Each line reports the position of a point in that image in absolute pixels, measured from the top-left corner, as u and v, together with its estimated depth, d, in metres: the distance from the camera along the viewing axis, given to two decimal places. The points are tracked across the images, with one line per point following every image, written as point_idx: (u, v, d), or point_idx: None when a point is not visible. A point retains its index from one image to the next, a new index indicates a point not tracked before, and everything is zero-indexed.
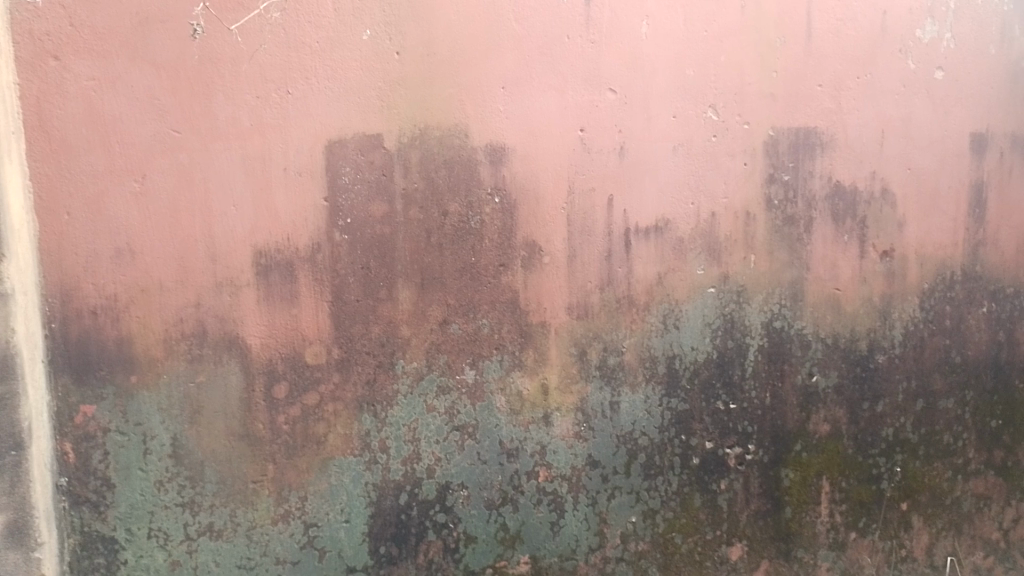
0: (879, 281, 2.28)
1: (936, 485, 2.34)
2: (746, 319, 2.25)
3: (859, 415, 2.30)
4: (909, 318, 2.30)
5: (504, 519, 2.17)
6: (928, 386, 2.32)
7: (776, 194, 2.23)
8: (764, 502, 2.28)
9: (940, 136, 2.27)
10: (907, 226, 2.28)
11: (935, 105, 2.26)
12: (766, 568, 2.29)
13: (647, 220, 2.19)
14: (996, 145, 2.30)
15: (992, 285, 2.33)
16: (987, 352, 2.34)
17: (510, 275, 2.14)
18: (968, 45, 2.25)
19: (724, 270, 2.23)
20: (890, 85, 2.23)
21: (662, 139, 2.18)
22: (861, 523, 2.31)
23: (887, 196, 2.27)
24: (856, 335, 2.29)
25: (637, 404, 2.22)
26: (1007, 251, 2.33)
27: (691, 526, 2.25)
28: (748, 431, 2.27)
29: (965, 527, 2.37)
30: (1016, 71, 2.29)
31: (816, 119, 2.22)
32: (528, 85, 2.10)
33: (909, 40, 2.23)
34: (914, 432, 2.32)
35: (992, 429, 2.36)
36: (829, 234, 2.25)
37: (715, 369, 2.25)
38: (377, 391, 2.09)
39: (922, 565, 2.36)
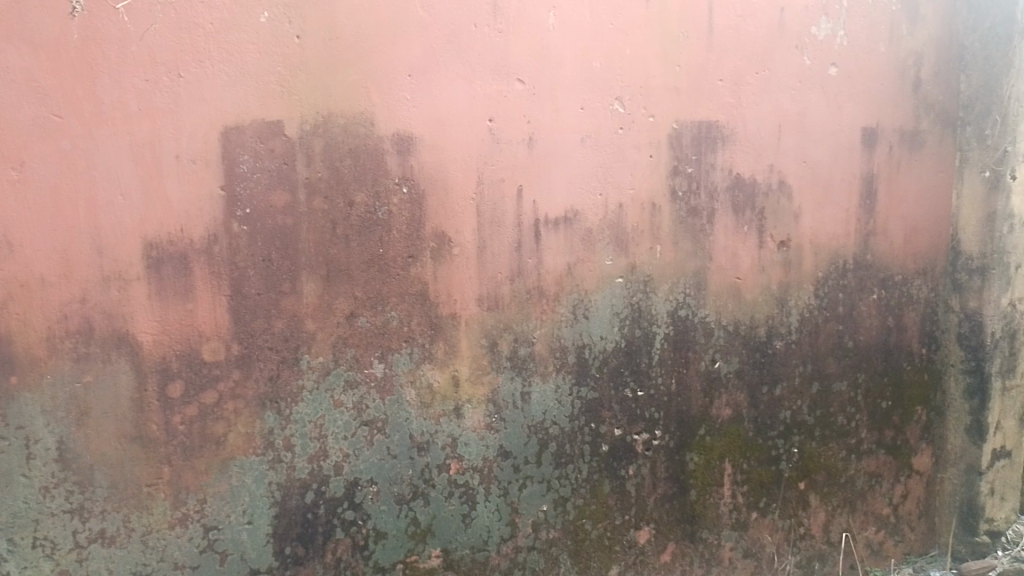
0: (777, 270, 2.37)
1: (831, 464, 2.45)
2: (652, 308, 2.30)
3: (759, 398, 2.39)
4: (805, 306, 2.40)
5: (414, 513, 2.15)
6: (823, 369, 2.43)
7: (680, 186, 2.28)
8: (671, 486, 2.33)
9: (835, 130, 2.37)
10: (803, 216, 2.37)
11: (830, 100, 2.35)
12: (673, 550, 2.35)
13: (556, 211, 2.20)
14: (885, 140, 2.41)
15: (882, 272, 2.45)
16: (878, 337, 2.47)
17: (419, 267, 2.11)
18: (860, 43, 2.35)
19: (632, 260, 2.27)
20: (788, 79, 2.31)
21: (570, 130, 2.19)
22: (762, 503, 2.40)
23: (785, 188, 2.35)
24: (756, 321, 2.37)
25: (548, 394, 2.24)
26: (896, 241, 2.45)
27: (601, 512, 2.28)
28: (656, 417, 2.32)
29: (858, 504, 2.49)
30: (904, 68, 2.40)
31: (718, 113, 2.27)
32: (435, 73, 2.07)
33: (805, 36, 2.31)
34: (810, 414, 2.42)
35: (883, 409, 2.49)
36: (730, 224, 2.32)
37: (623, 358, 2.29)
38: (280, 387, 2.03)
39: (819, 541, 2.47)
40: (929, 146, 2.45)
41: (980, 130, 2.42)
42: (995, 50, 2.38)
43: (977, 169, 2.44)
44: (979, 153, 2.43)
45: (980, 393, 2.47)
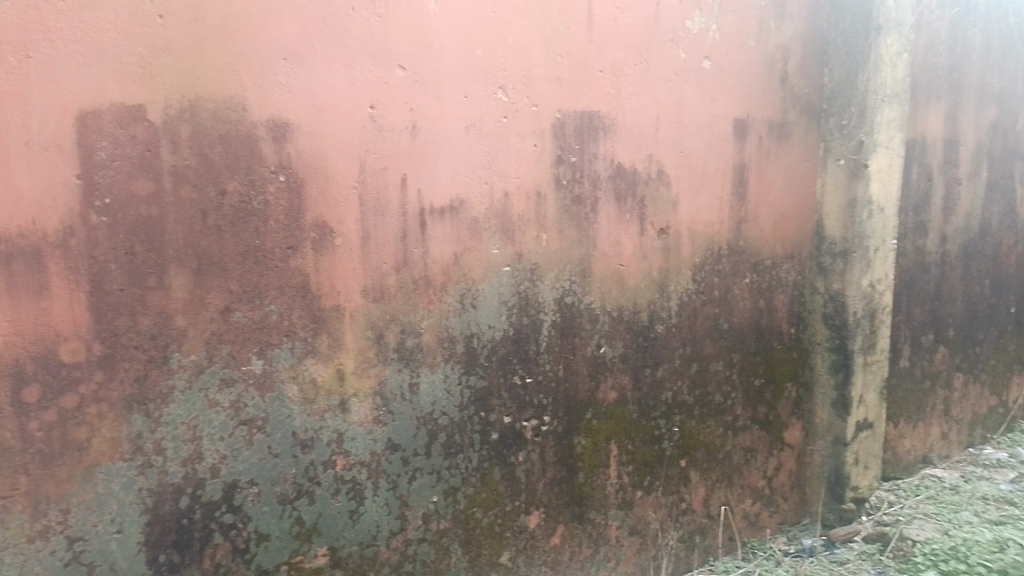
0: (657, 256, 2.45)
1: (710, 441, 2.57)
2: (539, 295, 2.32)
3: (642, 380, 2.46)
4: (684, 291, 2.50)
5: (298, 512, 2.09)
6: (701, 350, 2.53)
7: (564, 175, 2.31)
8: (560, 470, 2.38)
9: (709, 121, 2.46)
10: (680, 205, 2.46)
11: (704, 92, 2.44)
12: (562, 533, 2.39)
13: (441, 200, 2.18)
14: (756, 131, 2.53)
15: (754, 257, 2.58)
16: (751, 319, 2.60)
17: (299, 258, 2.04)
18: (731, 37, 2.45)
19: (518, 249, 2.28)
20: (664, 71, 2.38)
21: (454, 119, 2.17)
22: (646, 481, 2.48)
23: (663, 177, 2.43)
24: (638, 307, 2.44)
25: (436, 384, 2.22)
26: (766, 227, 2.59)
27: (491, 499, 2.30)
28: (544, 403, 2.35)
29: (735, 478, 2.62)
30: (772, 62, 2.52)
31: (598, 103, 2.32)
32: (311, 57, 1.99)
33: (680, 30, 2.38)
34: (690, 394, 2.53)
35: (756, 387, 2.62)
36: (613, 212, 2.38)
37: (511, 345, 2.30)
38: (149, 388, 1.92)
39: (700, 516, 2.58)
40: (796, 137, 2.59)
41: (840, 121, 2.56)
42: (854, 45, 2.52)
43: (838, 159, 2.58)
44: (840, 143, 2.58)
45: (844, 369, 2.63)
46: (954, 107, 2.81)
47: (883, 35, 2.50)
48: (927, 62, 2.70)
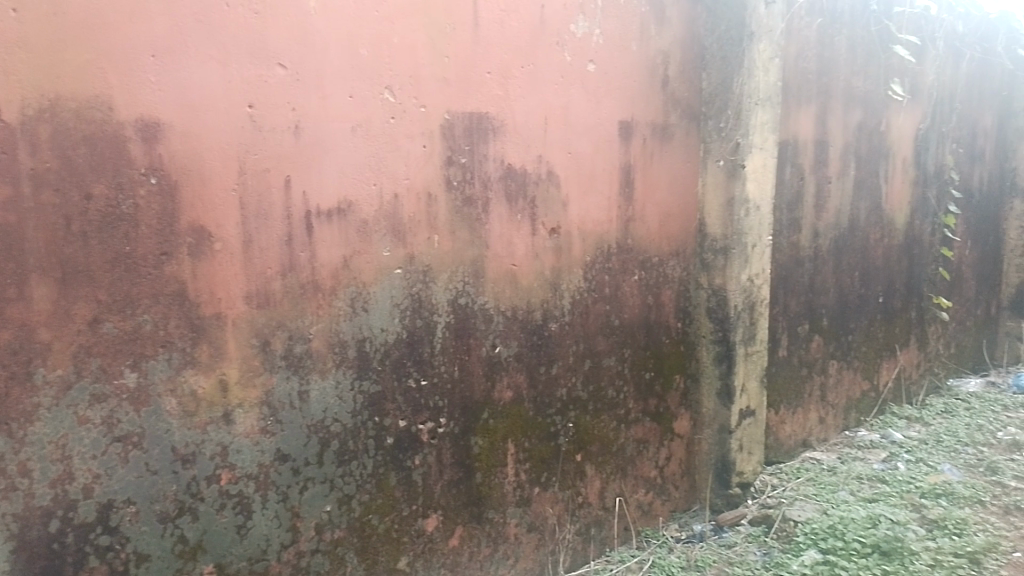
0: (550, 256, 2.49)
1: (604, 435, 2.64)
2: (432, 297, 2.31)
3: (537, 378, 2.50)
4: (576, 289, 2.55)
5: (181, 530, 1.98)
6: (594, 347, 2.60)
7: (454, 176, 2.30)
8: (457, 472, 2.37)
9: (595, 123, 2.52)
10: (570, 205, 2.51)
11: (590, 95, 2.50)
12: (461, 534, 2.38)
13: (328, 202, 2.13)
14: (640, 132, 2.62)
15: (641, 255, 2.67)
16: (640, 315, 2.68)
17: (175, 265, 1.93)
18: (614, 41, 2.52)
19: (409, 251, 2.26)
20: (550, 74, 2.42)
21: (339, 120, 2.13)
22: (543, 478, 2.52)
23: (553, 178, 2.47)
24: (532, 306, 2.48)
25: (328, 390, 2.17)
26: (653, 226, 2.68)
27: (387, 505, 2.26)
28: (440, 405, 2.34)
29: (629, 469, 2.70)
30: (654, 66, 2.61)
31: (486, 105, 2.33)
32: (184, 54, 1.90)
33: (566, 33, 2.43)
34: (584, 389, 2.58)
35: (647, 380, 2.71)
36: (504, 213, 2.40)
37: (405, 349, 2.28)
38: (10, 407, 1.76)
39: (596, 508, 2.63)
40: (678, 139, 2.70)
41: (718, 123, 2.69)
42: (729, 51, 2.64)
43: (717, 160, 2.71)
44: (719, 145, 2.70)
45: (727, 359, 2.76)
46: (823, 109, 2.99)
47: (756, 41, 2.64)
48: (798, 67, 2.86)
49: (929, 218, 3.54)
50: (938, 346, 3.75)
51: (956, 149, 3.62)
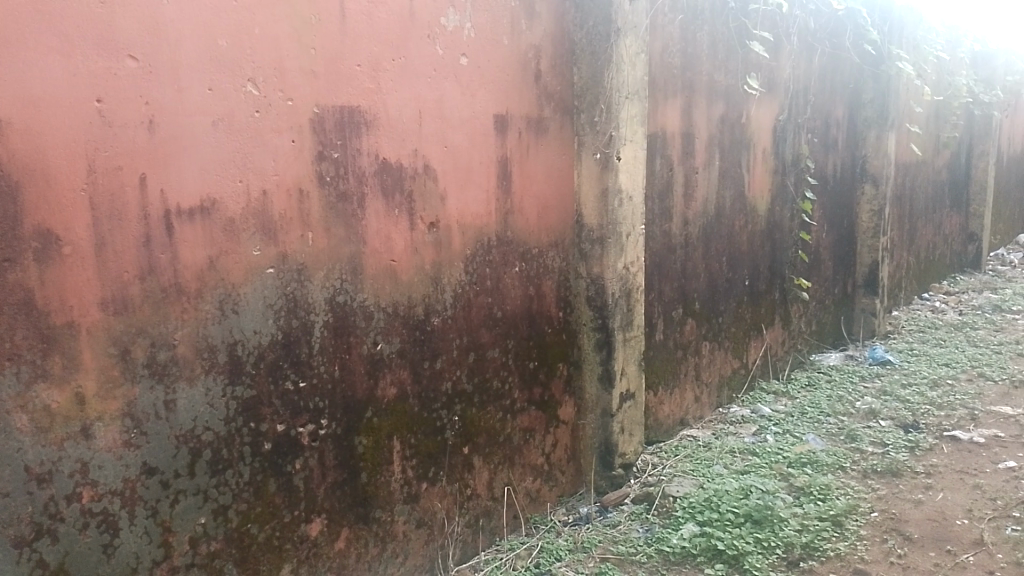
0: (429, 250, 2.48)
1: (491, 426, 2.66)
2: (308, 296, 2.23)
3: (421, 373, 2.48)
4: (457, 283, 2.55)
5: (39, 555, 1.81)
6: (477, 339, 2.61)
7: (327, 171, 2.23)
8: (340, 473, 2.31)
9: (470, 116, 2.53)
10: (448, 199, 2.50)
11: (463, 88, 2.50)
12: (347, 536, 2.33)
13: (190, 200, 1.99)
14: (515, 126, 2.65)
15: (521, 247, 2.70)
16: (522, 306, 2.72)
17: (19, 271, 1.74)
18: (486, 34, 2.53)
19: (282, 249, 2.17)
20: (422, 67, 2.40)
21: (198, 114, 1.99)
22: (430, 473, 2.51)
23: (429, 172, 2.45)
24: (413, 301, 2.45)
25: (197, 399, 2.04)
26: (531, 218, 2.72)
27: (267, 513, 2.17)
28: (320, 407, 2.27)
29: (516, 458, 2.74)
30: (526, 60, 2.64)
31: (358, 99, 2.28)
32: (19, 46, 1.70)
33: (436, 27, 2.42)
34: (469, 382, 2.59)
35: (531, 369, 2.76)
36: (381, 208, 2.35)
37: (281, 350, 2.19)
38: None
39: (484, 499, 2.65)
40: (552, 131, 2.75)
41: (591, 117, 2.76)
42: (598, 46, 2.72)
43: (591, 152, 2.78)
44: (592, 138, 2.77)
45: (607, 346, 2.86)
46: (688, 102, 3.14)
47: (622, 36, 2.74)
48: (664, 62, 2.98)
49: (789, 204, 3.80)
50: (800, 324, 4.03)
51: (811, 139, 3.89)
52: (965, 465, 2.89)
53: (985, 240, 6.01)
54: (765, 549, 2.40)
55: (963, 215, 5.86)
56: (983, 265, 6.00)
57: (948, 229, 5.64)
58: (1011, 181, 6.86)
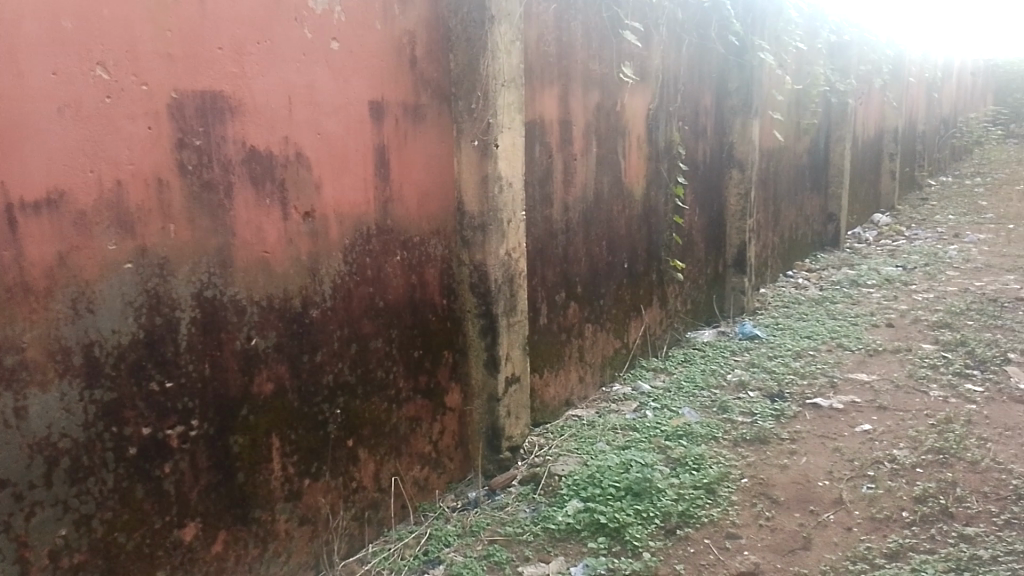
0: (305, 241, 2.41)
1: (375, 417, 2.63)
2: (172, 292, 2.11)
3: (300, 367, 2.41)
4: (336, 273, 2.49)
5: None
6: (358, 330, 2.57)
7: (188, 159, 2.11)
8: (216, 475, 2.22)
9: (343, 103, 2.47)
10: (323, 187, 2.44)
11: (335, 74, 2.44)
12: (225, 539, 2.25)
13: (34, 193, 1.84)
14: (391, 112, 2.61)
15: (402, 235, 2.68)
16: (404, 294, 2.70)
17: None
18: (356, 19, 2.48)
19: (141, 243, 2.04)
20: (290, 51, 2.32)
21: (41, 100, 1.83)
22: (313, 468, 2.45)
23: (302, 160, 2.38)
24: (289, 294, 2.37)
25: (51, 405, 1.90)
26: (411, 205, 2.70)
27: (136, 520, 2.05)
28: (190, 407, 2.15)
29: (403, 448, 2.73)
30: (400, 45, 2.61)
31: (220, 84, 2.16)
32: None
33: (303, 9, 2.34)
34: (352, 374, 2.55)
35: (415, 358, 2.75)
36: (250, 198, 2.25)
37: (144, 350, 2.06)
38: None
39: (371, 491, 2.63)
40: (430, 118, 2.73)
41: (469, 104, 2.76)
42: (473, 33, 2.72)
43: (470, 139, 2.79)
44: (470, 125, 2.78)
45: (491, 331, 2.89)
46: (565, 90, 3.20)
47: (496, 24, 2.75)
48: (539, 50, 3.02)
49: (664, 189, 3.95)
50: (677, 304, 4.22)
51: (682, 126, 4.06)
52: (826, 429, 3.12)
53: (842, 220, 6.48)
54: (644, 519, 2.52)
55: (823, 197, 6.30)
56: (841, 243, 6.47)
57: (810, 210, 6.04)
58: (865, 164, 7.42)
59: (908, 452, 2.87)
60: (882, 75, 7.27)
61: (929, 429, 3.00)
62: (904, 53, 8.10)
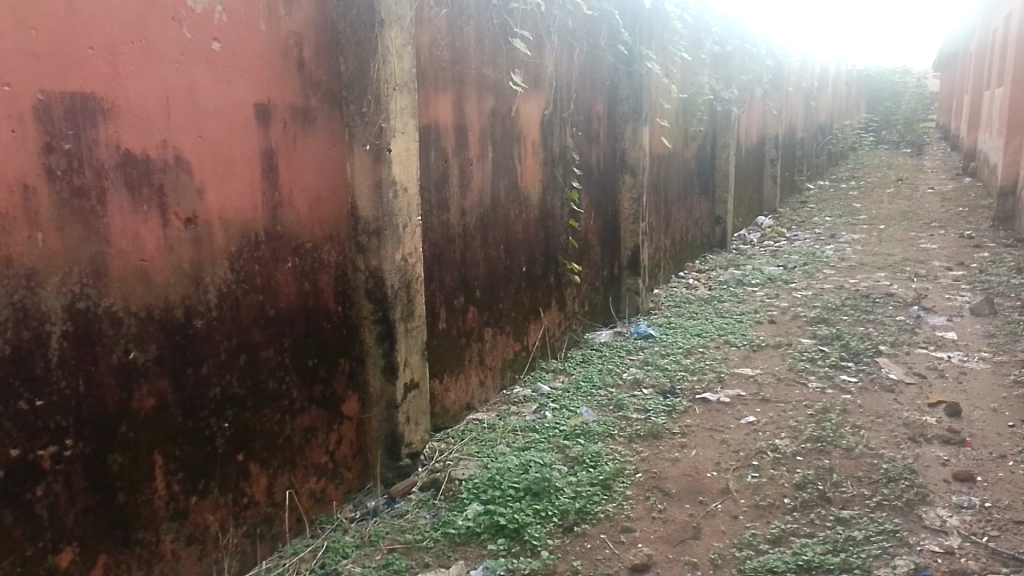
0: (187, 249, 2.29)
1: (267, 429, 2.55)
2: (40, 304, 1.95)
3: (184, 381, 2.29)
4: (222, 282, 2.40)
5: None
6: (248, 340, 2.48)
7: (57, 164, 1.95)
8: (93, 496, 2.07)
9: (227, 106, 2.38)
10: (206, 193, 2.34)
11: (217, 76, 2.34)
12: (105, 563, 2.11)
13: None
14: (278, 116, 2.54)
15: (292, 242, 2.62)
16: (297, 302, 2.64)
17: None
18: (239, 19, 2.39)
19: (5, 254, 1.85)
20: (168, 51, 2.19)
21: None
22: (201, 485, 2.34)
23: (182, 164, 2.26)
24: (171, 304, 2.25)
25: None
26: (302, 211, 2.64)
27: (5, 548, 1.89)
28: (63, 426, 2.00)
29: (297, 460, 2.66)
30: (286, 48, 2.54)
31: (92, 85, 2.00)
32: None
33: (181, 8, 2.22)
34: (241, 386, 2.46)
35: (309, 367, 2.69)
36: (126, 204, 2.12)
37: (11, 367, 1.89)
38: None
39: (264, 506, 2.54)
40: (320, 122, 2.69)
41: (360, 108, 2.73)
42: (362, 36, 2.70)
43: (363, 144, 2.76)
44: (362, 129, 2.75)
45: (388, 338, 2.86)
46: (459, 95, 3.22)
47: (386, 28, 2.73)
48: (431, 55, 3.02)
49: (559, 194, 4.03)
50: (574, 306, 4.31)
51: (575, 132, 4.15)
52: (714, 423, 3.27)
53: (729, 222, 6.81)
54: (543, 519, 2.56)
55: (710, 200, 6.59)
56: (728, 245, 6.81)
57: (698, 213, 6.32)
58: (749, 169, 7.83)
59: (790, 441, 3.04)
60: (763, 84, 7.70)
61: (807, 419, 3.20)
62: (782, 65, 8.60)
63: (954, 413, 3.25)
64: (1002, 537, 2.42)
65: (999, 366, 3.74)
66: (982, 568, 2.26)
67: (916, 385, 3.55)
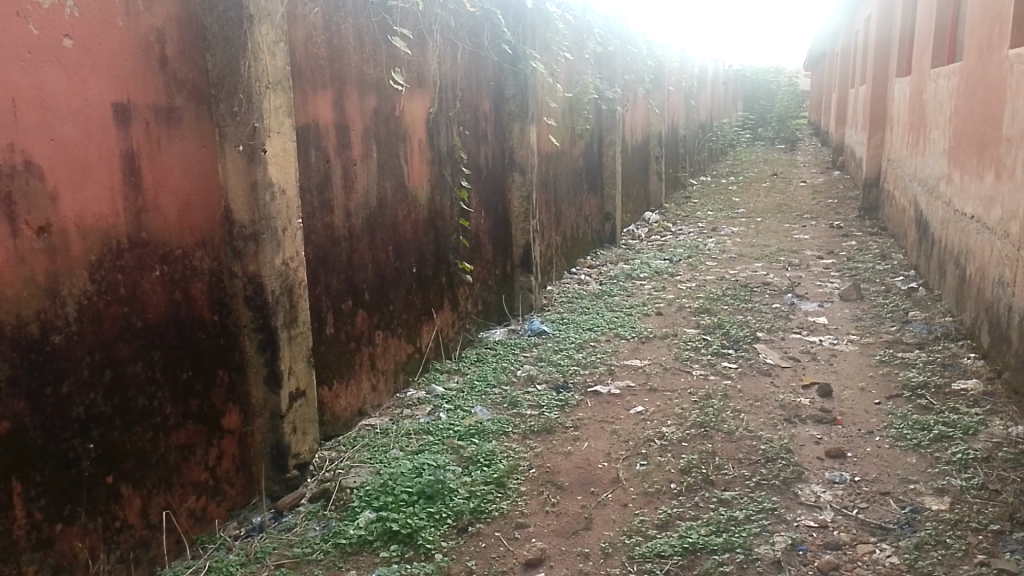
0: (41, 259, 2.11)
1: (139, 448, 2.40)
2: None
3: (42, 402, 2.11)
4: (82, 293, 2.23)
5: None
6: (114, 354, 2.33)
7: None
8: None
9: (81, 106, 2.21)
10: (60, 199, 2.16)
11: (69, 74, 2.17)
12: None
13: None
14: (139, 116, 2.40)
15: (160, 248, 2.48)
16: (167, 312, 2.51)
17: None
18: (93, 14, 2.23)
19: None
20: (12, 48, 2.00)
21: None
22: (66, 511, 2.18)
23: (33, 169, 2.07)
24: (24, 319, 2.07)
25: None
26: (169, 215, 2.51)
27: None
28: None
29: (173, 479, 2.52)
30: (147, 44, 2.40)
31: None
32: None
33: (26, 2, 2.03)
34: (108, 404, 2.30)
35: (184, 381, 2.56)
36: None
37: None
38: None
39: (139, 529, 2.39)
40: (187, 122, 2.56)
41: (231, 107, 2.62)
42: (230, 32, 2.59)
43: (235, 144, 2.65)
44: (234, 129, 2.64)
45: (270, 346, 2.76)
46: (338, 94, 3.15)
47: (256, 23, 2.63)
48: (307, 52, 2.94)
49: (448, 193, 4.01)
50: (468, 306, 4.30)
51: (462, 131, 4.14)
52: (604, 414, 3.34)
53: (618, 219, 7.00)
54: (437, 521, 2.54)
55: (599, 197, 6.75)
56: (617, 240, 7.00)
57: (588, 210, 6.45)
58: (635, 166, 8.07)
59: (675, 428, 3.15)
60: (644, 84, 7.95)
61: (692, 406, 3.32)
62: (662, 66, 8.92)
63: (826, 394, 3.46)
64: (869, 508, 2.58)
65: (866, 347, 4.01)
66: (852, 539, 2.40)
67: (791, 369, 3.75)
